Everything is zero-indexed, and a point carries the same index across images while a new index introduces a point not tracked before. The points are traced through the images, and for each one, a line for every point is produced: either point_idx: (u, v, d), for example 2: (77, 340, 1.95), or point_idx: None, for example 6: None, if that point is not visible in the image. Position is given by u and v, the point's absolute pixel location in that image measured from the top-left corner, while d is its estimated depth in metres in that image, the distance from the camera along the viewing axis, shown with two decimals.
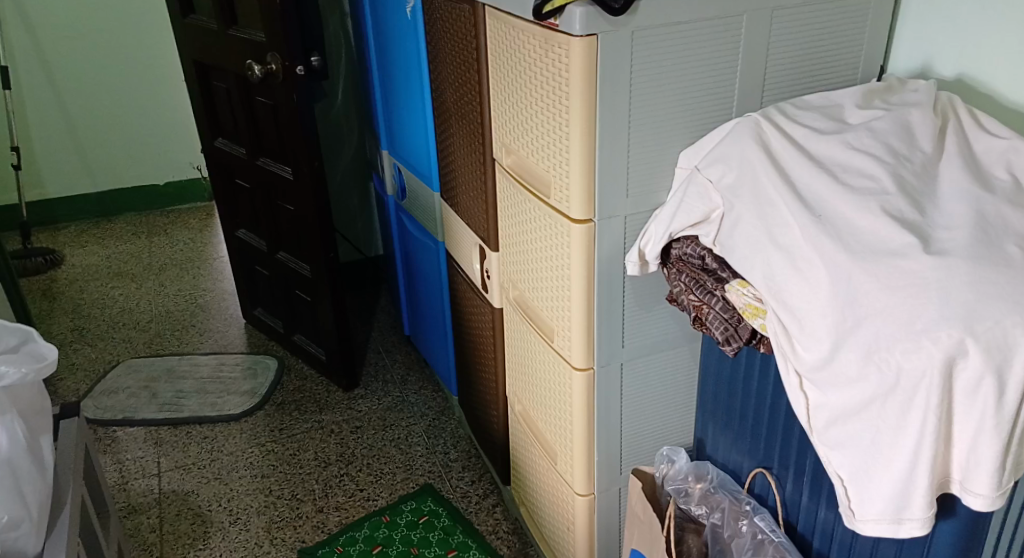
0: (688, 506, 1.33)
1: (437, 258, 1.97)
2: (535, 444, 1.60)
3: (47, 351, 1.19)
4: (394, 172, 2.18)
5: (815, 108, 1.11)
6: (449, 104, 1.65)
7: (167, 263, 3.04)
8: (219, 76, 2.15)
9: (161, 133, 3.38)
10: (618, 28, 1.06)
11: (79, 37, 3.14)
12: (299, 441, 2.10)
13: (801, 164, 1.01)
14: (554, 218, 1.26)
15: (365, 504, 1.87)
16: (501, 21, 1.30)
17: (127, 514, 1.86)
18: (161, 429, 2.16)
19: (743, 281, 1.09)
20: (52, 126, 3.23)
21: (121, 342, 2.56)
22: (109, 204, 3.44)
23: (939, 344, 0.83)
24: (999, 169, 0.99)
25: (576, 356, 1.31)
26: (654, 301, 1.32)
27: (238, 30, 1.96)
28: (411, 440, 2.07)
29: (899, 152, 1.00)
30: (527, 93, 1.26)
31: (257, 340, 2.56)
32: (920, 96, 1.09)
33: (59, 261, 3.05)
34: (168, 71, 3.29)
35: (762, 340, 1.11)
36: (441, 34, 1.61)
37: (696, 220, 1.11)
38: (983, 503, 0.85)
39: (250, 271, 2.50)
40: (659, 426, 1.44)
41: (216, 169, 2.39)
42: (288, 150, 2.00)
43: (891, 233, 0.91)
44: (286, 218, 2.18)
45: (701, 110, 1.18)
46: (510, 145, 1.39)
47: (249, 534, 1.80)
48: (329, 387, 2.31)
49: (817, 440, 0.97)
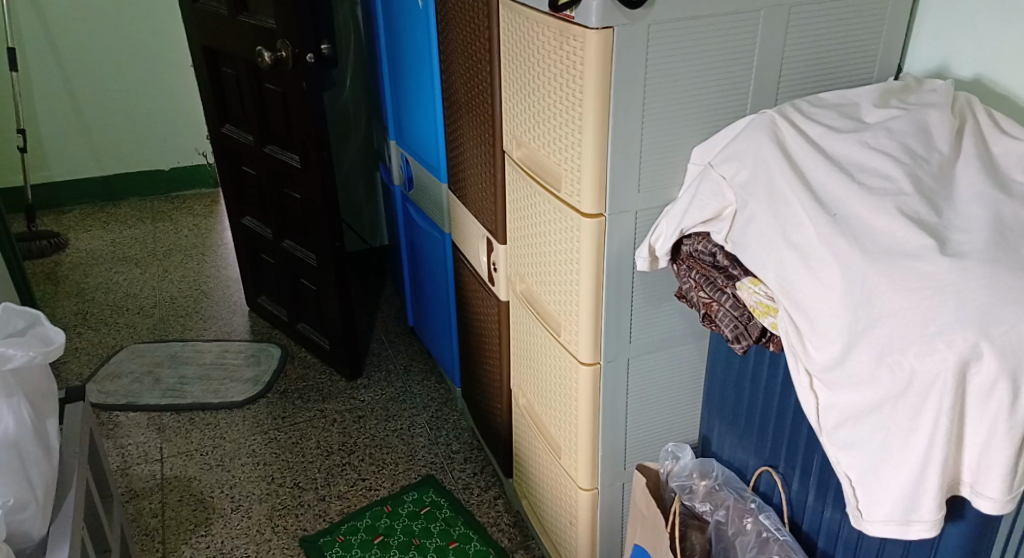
0: (693, 502, 1.33)
1: (443, 249, 1.97)
2: (539, 438, 1.60)
3: (55, 334, 1.19)
4: (402, 162, 2.17)
5: (831, 107, 1.11)
6: (459, 96, 1.65)
7: (172, 248, 3.04)
8: (229, 62, 2.14)
9: (169, 119, 3.37)
10: (635, 21, 1.05)
11: (88, 19, 3.12)
12: (301, 429, 2.09)
13: (816, 162, 1.01)
14: (564, 212, 1.26)
15: (367, 494, 1.87)
16: (516, 11, 1.29)
17: (129, 499, 1.86)
18: (163, 415, 2.16)
19: (754, 279, 1.08)
20: (58, 109, 3.22)
21: (125, 326, 2.56)
22: (114, 188, 3.43)
23: (953, 346, 0.82)
24: (1017, 172, 0.98)
25: (583, 350, 1.31)
26: (663, 297, 1.32)
27: (249, 16, 1.95)
28: (414, 431, 2.07)
29: (916, 152, 0.99)
30: (540, 85, 1.25)
31: (260, 327, 2.56)
32: (938, 96, 1.08)
33: (63, 244, 3.05)
34: (177, 57, 3.28)
35: (771, 339, 1.11)
36: (453, 25, 1.60)
37: (709, 216, 1.10)
38: (993, 507, 0.85)
39: (255, 258, 2.49)
40: (665, 421, 1.44)
41: (223, 155, 2.38)
42: (296, 138, 1.99)
43: (907, 234, 0.90)
44: (292, 206, 2.17)
45: (715, 106, 1.17)
46: (521, 137, 1.38)
47: (250, 521, 1.81)
48: (332, 376, 2.31)
49: (827, 440, 0.97)
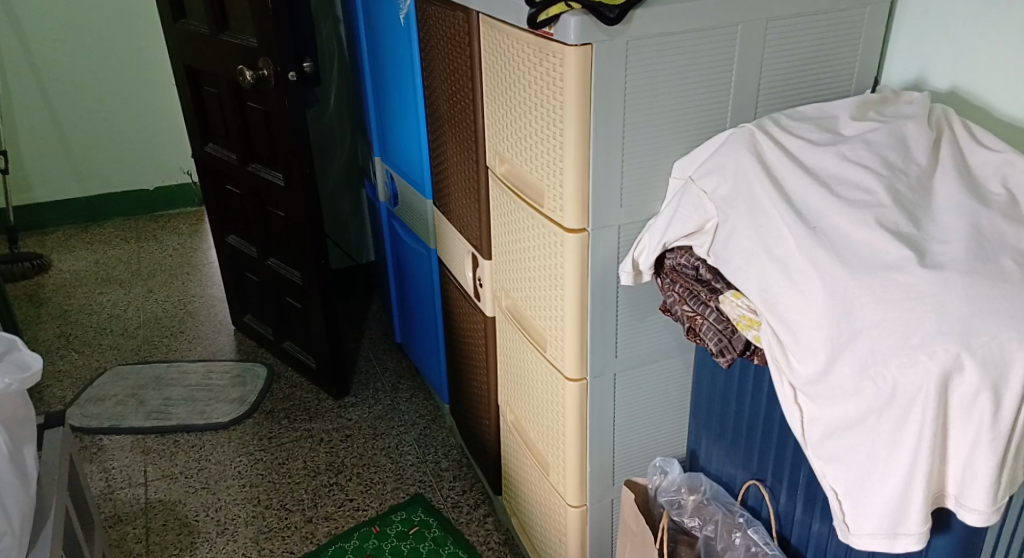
0: (681, 518, 1.33)
1: (429, 265, 1.96)
2: (527, 455, 1.58)
3: (32, 359, 1.17)
4: (386, 178, 2.17)
5: (810, 120, 1.11)
6: (442, 112, 1.65)
7: (157, 268, 3.02)
8: (210, 80, 2.14)
9: (153, 138, 3.36)
10: (613, 38, 1.06)
11: (69, 39, 3.11)
12: (287, 450, 2.08)
13: (796, 175, 1.01)
14: (548, 227, 1.25)
15: (355, 514, 1.86)
16: (496, 29, 1.29)
17: (112, 524, 1.84)
18: (148, 437, 2.14)
19: (737, 292, 1.08)
20: (40, 131, 3.20)
21: (108, 348, 2.53)
22: (98, 208, 3.41)
23: (936, 358, 0.82)
24: (994, 183, 0.98)
25: (568, 366, 1.30)
26: (648, 310, 1.31)
27: (229, 35, 1.95)
28: (402, 450, 2.06)
29: (894, 164, 0.99)
30: (521, 101, 1.25)
31: (246, 346, 2.55)
32: (915, 108, 1.09)
33: (46, 266, 3.03)
34: (161, 76, 3.27)
35: (756, 351, 1.10)
36: (434, 40, 1.60)
37: (691, 230, 1.11)
38: (978, 519, 0.85)
39: (240, 277, 2.48)
40: (653, 436, 1.43)
41: (206, 174, 2.37)
42: (280, 156, 1.99)
43: (886, 246, 0.90)
44: (277, 224, 2.16)
45: (696, 119, 1.18)
46: (503, 153, 1.38)
47: (236, 544, 1.78)
48: (319, 395, 2.30)
49: (812, 454, 0.97)
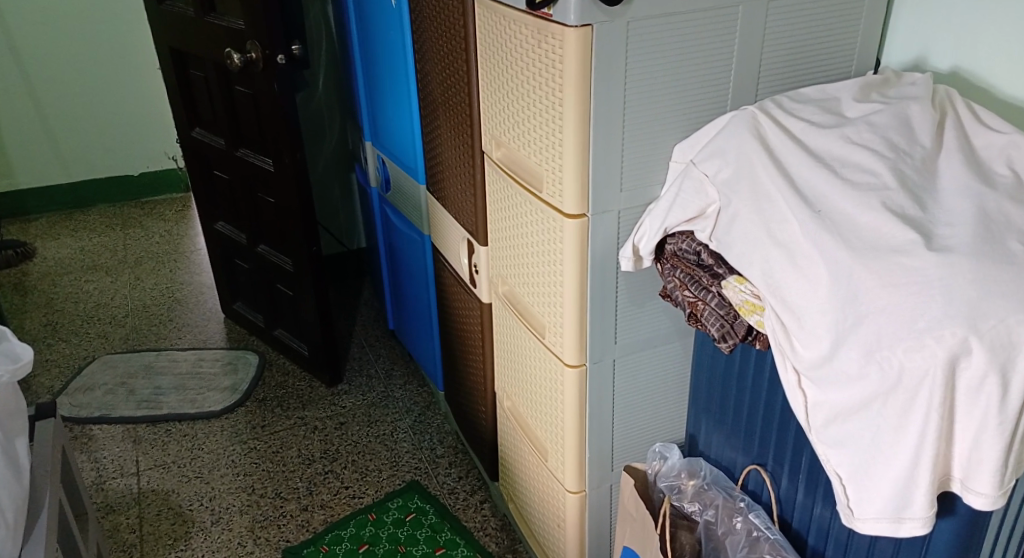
0: (681, 502, 1.33)
1: (423, 251, 1.94)
2: (525, 441, 1.57)
3: (23, 350, 1.15)
4: (377, 163, 2.14)
5: (812, 102, 1.10)
6: (436, 97, 1.62)
7: (144, 255, 2.98)
8: (197, 64, 2.10)
9: (138, 122, 3.30)
10: (613, 19, 1.04)
11: (51, 23, 3.05)
12: (281, 438, 2.06)
13: (799, 158, 1.00)
14: (546, 212, 1.24)
15: (351, 501, 1.85)
16: (491, 10, 1.27)
17: (104, 515, 1.82)
18: (139, 426, 2.12)
19: (740, 277, 1.07)
20: (22, 117, 3.14)
21: (95, 336, 2.50)
22: (83, 195, 3.36)
23: (943, 342, 0.82)
24: (999, 164, 0.98)
25: (567, 352, 1.29)
26: (647, 296, 1.30)
27: (217, 17, 1.91)
28: (397, 437, 2.05)
29: (898, 146, 0.98)
30: (518, 84, 1.23)
31: (237, 334, 2.52)
32: (918, 89, 1.08)
33: (31, 253, 2.98)
34: (145, 61, 3.21)
35: (757, 337, 1.10)
36: (427, 21, 1.57)
37: (692, 215, 1.09)
38: (984, 502, 0.85)
39: (230, 264, 2.45)
40: (652, 421, 1.43)
41: (194, 159, 2.33)
42: (270, 141, 1.95)
43: (892, 229, 0.89)
44: (267, 210, 2.13)
45: (698, 100, 1.16)
46: (500, 138, 1.36)
47: (231, 533, 1.77)
48: (312, 383, 2.28)
49: (816, 439, 0.96)
